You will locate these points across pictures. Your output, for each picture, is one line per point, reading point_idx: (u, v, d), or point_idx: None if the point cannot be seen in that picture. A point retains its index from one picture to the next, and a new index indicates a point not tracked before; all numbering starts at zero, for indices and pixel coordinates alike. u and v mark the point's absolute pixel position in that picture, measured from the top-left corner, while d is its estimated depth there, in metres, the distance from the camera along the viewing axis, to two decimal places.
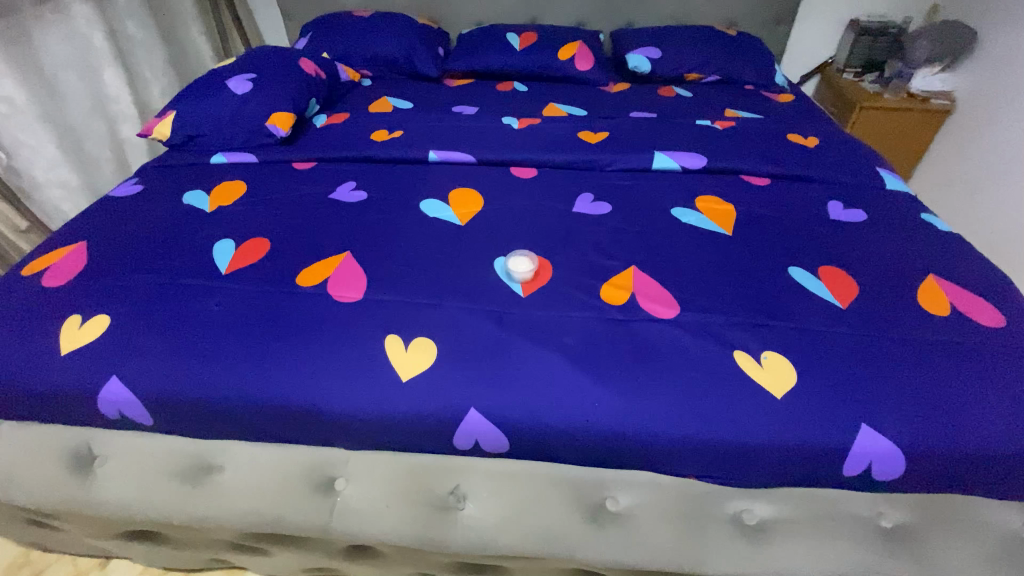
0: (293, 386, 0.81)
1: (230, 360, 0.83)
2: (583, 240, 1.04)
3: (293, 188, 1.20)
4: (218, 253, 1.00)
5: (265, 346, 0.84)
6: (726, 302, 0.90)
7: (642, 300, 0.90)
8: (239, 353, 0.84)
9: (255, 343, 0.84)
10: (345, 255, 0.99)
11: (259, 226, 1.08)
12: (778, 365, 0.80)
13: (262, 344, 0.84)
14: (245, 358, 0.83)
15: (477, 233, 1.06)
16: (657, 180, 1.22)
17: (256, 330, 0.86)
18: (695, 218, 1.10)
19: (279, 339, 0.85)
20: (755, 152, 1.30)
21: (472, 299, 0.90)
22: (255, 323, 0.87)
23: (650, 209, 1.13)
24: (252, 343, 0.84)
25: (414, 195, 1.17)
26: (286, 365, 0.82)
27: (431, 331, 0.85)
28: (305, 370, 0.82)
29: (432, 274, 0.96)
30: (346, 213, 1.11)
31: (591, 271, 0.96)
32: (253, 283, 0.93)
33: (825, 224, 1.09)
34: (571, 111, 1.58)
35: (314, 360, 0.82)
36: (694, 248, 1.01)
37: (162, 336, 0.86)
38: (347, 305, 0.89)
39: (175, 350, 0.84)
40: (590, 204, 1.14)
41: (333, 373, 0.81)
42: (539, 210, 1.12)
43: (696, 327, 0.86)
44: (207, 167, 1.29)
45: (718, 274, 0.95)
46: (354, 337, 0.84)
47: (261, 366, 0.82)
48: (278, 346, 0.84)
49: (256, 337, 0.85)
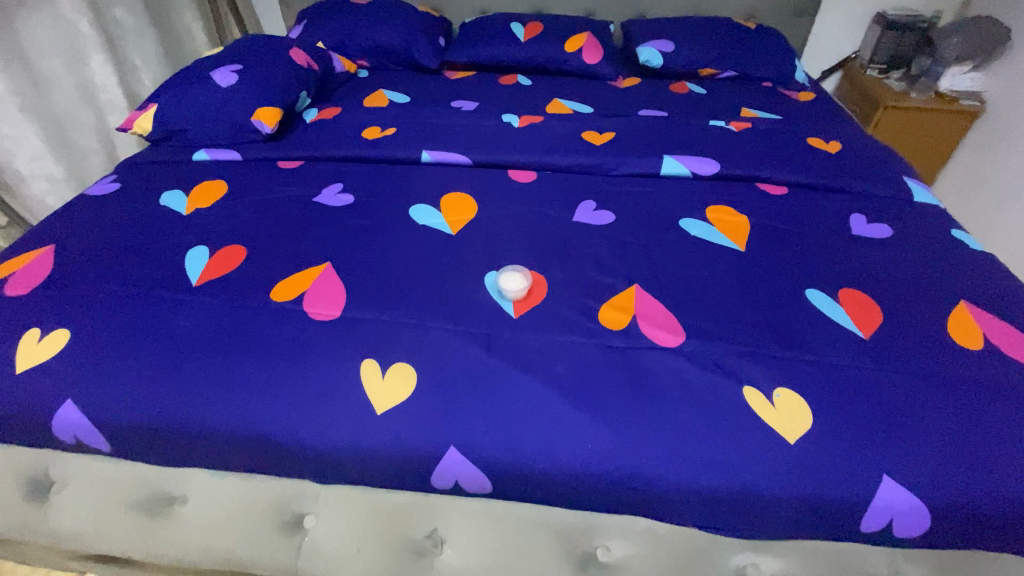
0: (260, 415, 0.75)
1: (195, 384, 0.77)
2: (583, 254, 0.96)
3: (276, 190, 1.13)
4: (190, 261, 0.94)
5: (232, 369, 0.78)
6: (735, 329, 0.82)
7: (645, 324, 0.82)
8: (203, 377, 0.77)
9: (222, 365, 0.78)
10: (325, 266, 0.92)
11: (236, 231, 1.01)
12: (791, 404, 0.73)
13: (228, 367, 0.78)
14: (210, 383, 0.77)
15: (468, 243, 0.98)
16: (665, 187, 1.14)
17: (223, 350, 0.80)
18: (705, 231, 1.02)
19: (248, 361, 0.78)
20: (772, 158, 1.21)
21: (458, 320, 0.83)
22: (223, 341, 0.81)
23: (656, 220, 1.05)
24: (218, 366, 0.78)
25: (404, 199, 1.09)
26: (253, 391, 0.76)
27: (412, 356, 0.78)
28: (273, 398, 0.75)
29: (416, 289, 0.88)
30: (330, 218, 1.04)
31: (589, 290, 0.89)
32: (225, 297, 0.87)
33: (846, 240, 1.01)
34: (576, 107, 1.49)
35: (281, 387, 0.76)
36: (703, 265, 0.93)
37: (124, 356, 0.80)
38: (323, 324, 0.82)
39: (137, 371, 0.78)
40: (592, 213, 1.06)
41: (303, 402, 0.75)
42: (536, 219, 1.04)
43: (702, 358, 0.78)
44: (188, 164, 1.23)
45: (729, 297, 0.87)
46: (328, 362, 0.78)
47: (226, 391, 0.76)
48: (246, 368, 0.78)
49: (222, 358, 0.79)
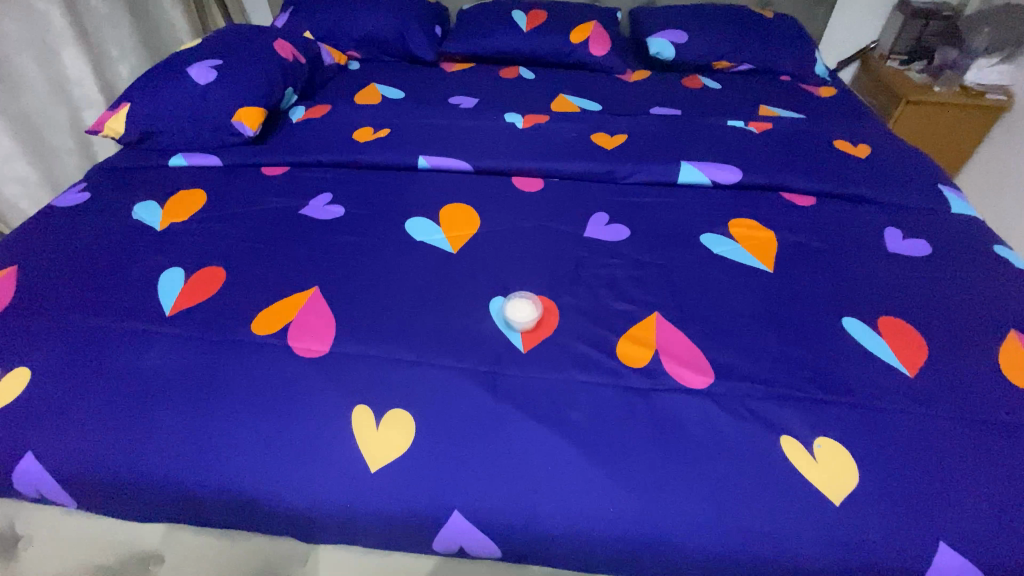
0: (244, 471, 0.68)
1: (170, 434, 0.70)
2: (596, 276, 0.88)
3: (259, 200, 1.03)
4: (163, 286, 0.85)
5: (212, 417, 0.70)
6: (767, 367, 0.74)
7: (668, 360, 0.74)
8: (180, 426, 0.70)
9: (199, 415, 0.71)
10: (312, 291, 0.83)
11: (215, 250, 0.92)
12: (833, 457, 0.66)
13: (207, 414, 0.70)
14: (187, 433, 0.70)
15: (471, 263, 0.90)
16: (683, 197, 1.05)
17: (200, 396, 0.72)
18: (729, 249, 0.93)
19: (229, 408, 0.71)
20: (797, 164, 1.12)
21: (460, 356, 0.75)
22: (199, 385, 0.73)
23: (674, 235, 0.96)
24: (194, 415, 0.71)
25: (399, 211, 1.00)
26: (236, 443, 0.69)
27: (410, 401, 0.70)
28: (258, 451, 0.68)
29: (413, 318, 0.80)
30: (318, 234, 0.95)
31: (604, 319, 0.80)
32: (201, 329, 0.78)
33: (882, 259, 0.93)
34: (583, 105, 1.39)
35: (266, 439, 0.69)
36: (728, 289, 0.85)
37: (90, 402, 0.72)
38: (311, 361, 0.74)
39: (106, 420, 0.71)
40: (604, 228, 0.98)
41: (291, 456, 0.68)
42: (545, 235, 0.95)
43: (732, 401, 0.70)
44: (165, 171, 1.13)
45: (759, 327, 0.79)
46: (316, 408, 0.70)
47: (205, 445, 0.69)
48: (226, 417, 0.70)
49: (199, 405, 0.71)
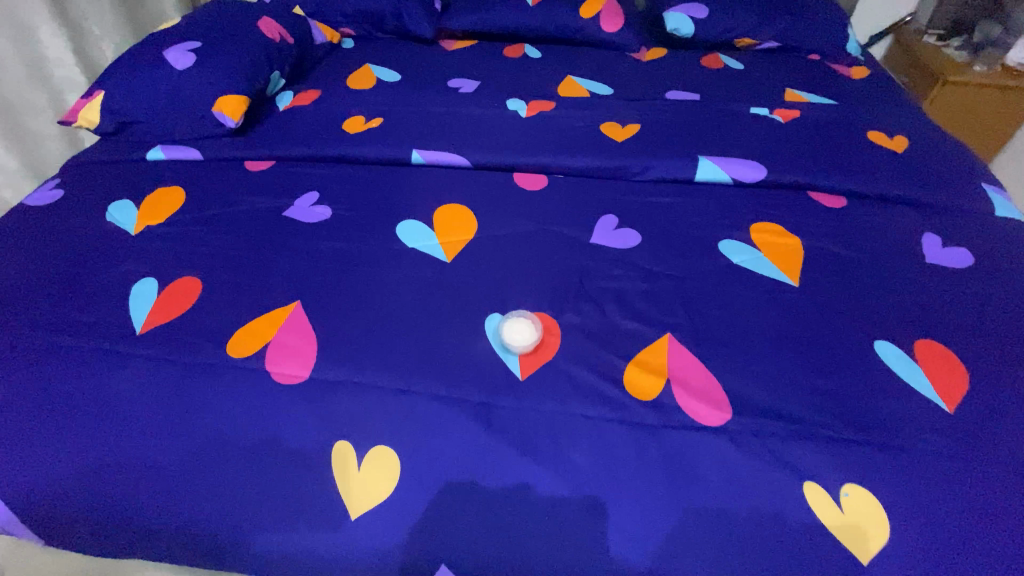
0: (225, 508, 0.65)
1: (146, 468, 0.66)
2: (603, 290, 0.80)
3: (241, 200, 0.96)
4: (134, 299, 0.79)
5: (188, 451, 0.66)
6: (791, 400, 0.67)
7: (680, 391, 0.67)
8: (155, 459, 0.66)
9: (173, 449, 0.66)
10: (294, 306, 0.77)
11: (192, 258, 0.85)
12: (861, 507, 0.60)
13: (183, 447, 0.66)
14: (164, 466, 0.66)
15: (467, 274, 0.82)
16: (701, 197, 0.96)
17: (173, 427, 0.67)
18: (751, 258, 0.85)
19: (204, 442, 0.66)
20: (826, 160, 1.02)
21: (452, 384, 0.68)
22: (172, 415, 0.68)
23: (690, 242, 0.88)
24: (168, 449, 0.66)
25: (391, 213, 0.92)
26: (214, 479, 0.65)
27: (396, 438, 0.65)
28: (239, 488, 0.65)
29: (402, 338, 0.73)
30: (302, 239, 0.88)
31: (611, 341, 0.73)
32: (174, 350, 0.72)
33: (920, 271, 0.84)
34: (593, 88, 1.29)
35: (245, 477, 0.65)
36: (749, 306, 0.77)
37: (61, 432, 0.68)
38: (290, 389, 0.68)
39: (79, 453, 0.67)
40: (613, 233, 0.89)
41: (273, 497, 0.64)
42: (548, 241, 0.88)
43: (751, 441, 0.64)
44: (144, 166, 1.06)
45: (782, 352, 0.72)
46: (297, 444, 0.65)
47: (182, 483, 0.65)
48: (202, 452, 0.66)
49: (173, 438, 0.67)
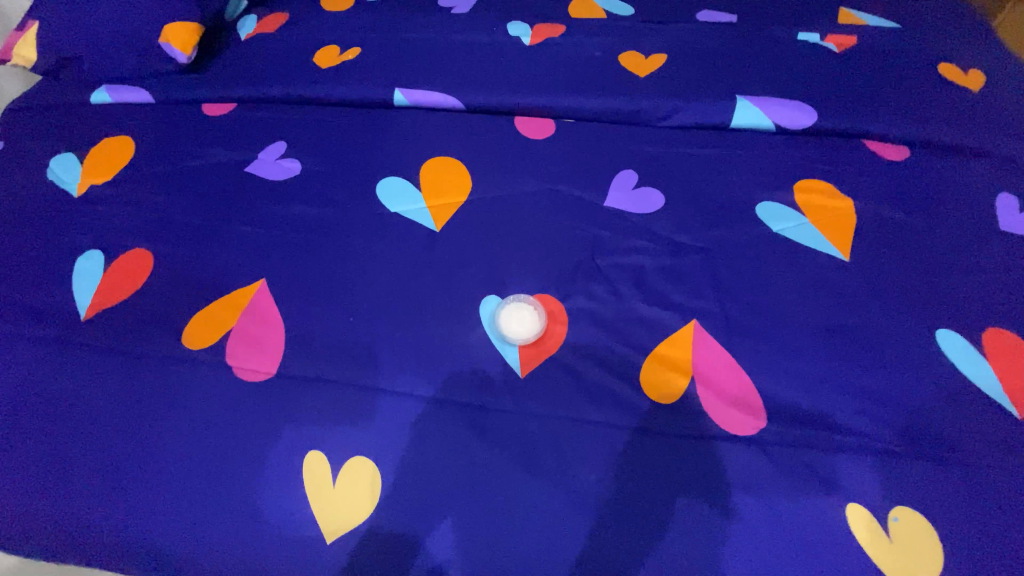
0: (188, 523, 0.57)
1: (101, 477, 0.59)
2: (619, 267, 0.69)
3: (198, 153, 0.83)
4: (78, 277, 0.69)
5: (145, 459, 0.59)
6: (833, 404, 0.58)
7: (706, 392, 0.58)
8: (111, 467, 0.59)
9: (128, 455, 0.59)
10: (259, 287, 0.67)
11: (143, 227, 0.74)
12: (912, 534, 0.52)
13: (139, 455, 0.59)
14: (119, 476, 0.59)
15: (460, 246, 0.70)
16: (736, 148, 0.81)
17: (127, 431, 0.59)
18: (793, 226, 0.73)
19: (161, 449, 0.58)
20: (888, 101, 0.86)
21: (442, 384, 0.60)
22: (124, 417, 0.60)
23: (722, 206, 0.75)
24: (124, 456, 0.59)
25: (372, 170, 0.79)
26: (175, 490, 0.58)
27: (379, 448, 0.57)
28: (201, 501, 0.57)
29: (384, 327, 0.63)
30: (269, 203, 0.76)
31: (627, 330, 0.63)
32: (124, 341, 0.63)
33: (995, 242, 0.71)
34: (611, 8, 1.09)
35: (210, 489, 0.57)
36: (789, 289, 0.66)
37: (10, 434, 0.61)
38: (257, 389, 0.60)
39: (27, 457, 0.60)
40: (632, 194, 0.76)
41: (242, 512, 0.57)
42: (555, 206, 0.75)
43: (785, 454, 0.55)
44: (89, 111, 0.92)
45: (825, 346, 0.62)
46: (266, 453, 0.57)
47: (140, 494, 0.58)
48: (159, 460, 0.58)
49: (128, 444, 0.59)
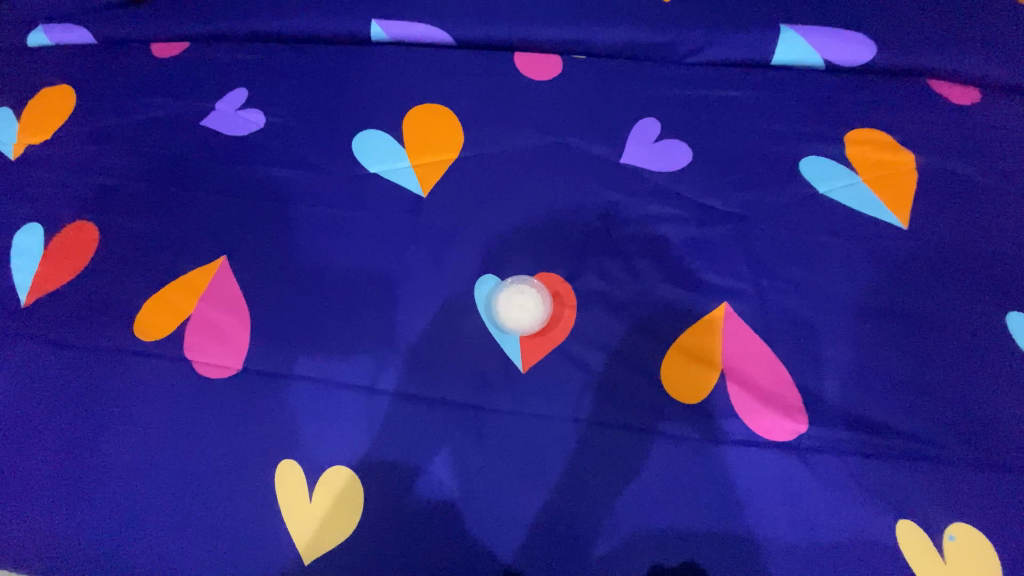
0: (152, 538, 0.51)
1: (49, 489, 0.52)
2: (638, 239, 0.59)
3: (147, 103, 0.71)
4: (17, 256, 0.60)
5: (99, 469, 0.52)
6: (885, 404, 0.50)
7: (738, 389, 0.50)
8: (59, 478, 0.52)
9: (76, 465, 0.52)
10: (219, 265, 0.58)
11: (86, 194, 0.64)
12: (969, 552, 0.46)
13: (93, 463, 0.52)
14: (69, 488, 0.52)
15: (451, 216, 0.61)
16: (777, 92, 0.69)
17: (75, 438, 0.52)
18: (843, 187, 0.62)
19: (115, 457, 0.52)
20: (966, 24, 0.71)
21: (434, 380, 0.52)
22: (72, 421, 0.53)
23: (758, 165, 0.64)
24: (71, 467, 0.52)
25: (347, 122, 0.68)
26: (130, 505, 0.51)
27: (362, 456, 0.50)
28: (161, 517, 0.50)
29: (366, 314, 0.55)
30: (230, 164, 0.65)
31: (646, 316, 0.55)
32: (67, 331, 0.55)
33: None
34: None
35: (166, 506, 0.50)
36: (836, 265, 0.57)
37: None
38: (222, 388, 0.52)
39: None
40: (651, 149, 0.65)
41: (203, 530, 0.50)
42: (562, 165, 0.64)
43: (827, 462, 0.48)
44: (21, 55, 0.78)
45: (875, 333, 0.53)
46: (232, 463, 0.50)
47: (87, 513, 0.51)
48: (111, 470, 0.51)
49: (76, 452, 0.52)
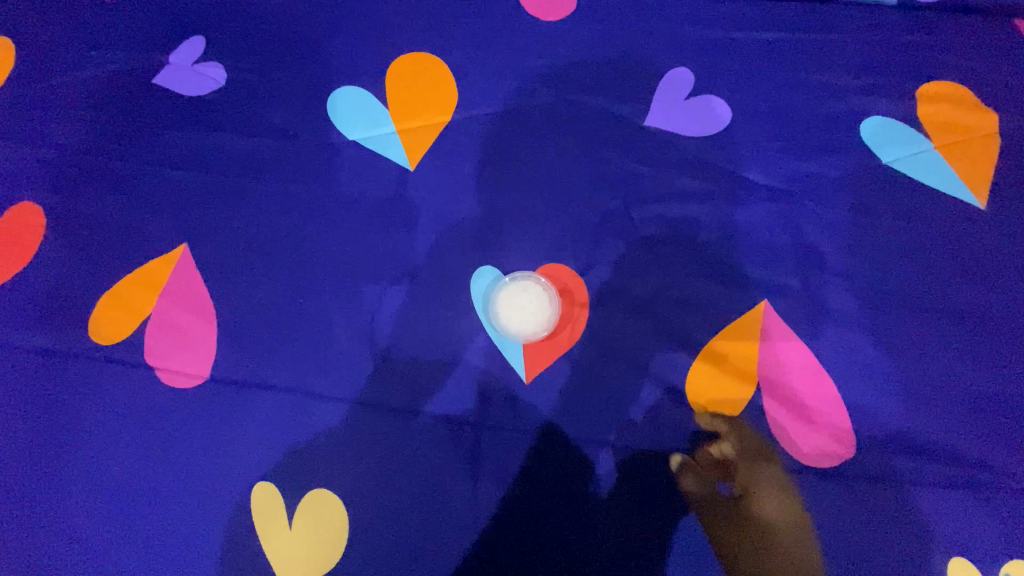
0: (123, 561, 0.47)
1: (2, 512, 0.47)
2: (665, 224, 0.51)
3: (87, 55, 0.60)
4: None
5: (52, 493, 0.46)
6: (938, 422, 0.45)
7: (776, 407, 0.45)
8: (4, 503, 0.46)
9: (23, 489, 0.46)
10: (180, 255, 0.51)
11: (29, 172, 0.56)
12: None
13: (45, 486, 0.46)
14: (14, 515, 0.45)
15: (445, 196, 0.52)
16: (837, 33, 0.56)
17: (22, 457, 0.46)
18: (913, 157, 0.52)
19: (69, 479, 0.46)
20: None
21: (430, 393, 0.47)
22: (20, 438, 0.47)
23: (811, 129, 0.53)
24: (18, 491, 0.46)
25: (321, 78, 0.57)
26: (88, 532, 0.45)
27: (349, 477, 0.45)
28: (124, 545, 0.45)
29: (353, 315, 0.49)
30: (190, 132, 0.56)
31: (671, 318, 0.48)
32: (18, 334, 0.49)
33: None
34: None
35: (128, 536, 0.45)
36: (891, 258, 0.49)
37: None
38: (193, 399, 0.47)
39: None
40: (681, 109, 0.54)
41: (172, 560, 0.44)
42: (575, 131, 0.54)
43: (870, 488, 0.43)
44: None
45: (930, 340, 0.47)
46: (204, 485, 0.45)
47: (34, 546, 0.45)
48: (66, 494, 0.46)
49: (25, 473, 0.46)
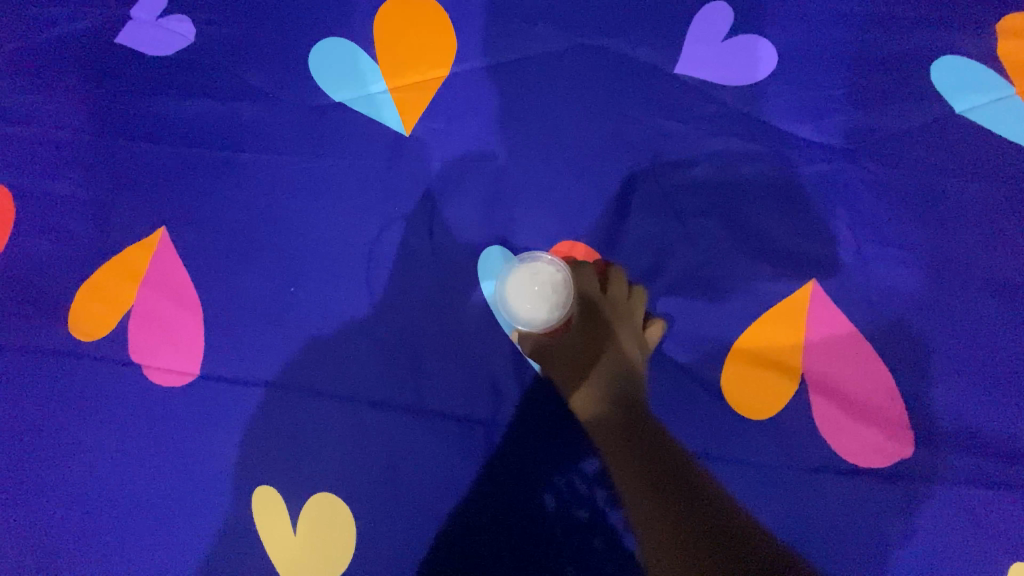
0: None
1: None
2: (698, 192, 0.44)
3: (34, 9, 0.53)
4: None
5: (46, 501, 0.43)
6: (1005, 412, 0.40)
7: (821, 400, 0.41)
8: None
9: (15, 498, 0.43)
10: (160, 240, 0.47)
11: None
12: None
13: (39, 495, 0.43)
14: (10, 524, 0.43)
15: (447, 165, 0.46)
16: None
17: (12, 463, 0.44)
18: (990, 105, 0.44)
19: (64, 485, 0.43)
20: None
21: (439, 389, 0.43)
22: (7, 444, 0.44)
23: (874, 72, 0.46)
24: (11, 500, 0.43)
25: (302, 30, 0.50)
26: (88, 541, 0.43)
27: (357, 478, 0.42)
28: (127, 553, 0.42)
29: (352, 304, 0.45)
30: (161, 99, 0.50)
31: (702, 298, 0.43)
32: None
33: None
34: None
35: (128, 543, 0.42)
36: (962, 226, 0.43)
37: None
38: (187, 398, 0.44)
39: None
40: (720, 52, 0.46)
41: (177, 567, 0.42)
42: (594, 83, 0.47)
43: (922, 483, 0.39)
44: None
45: (1000, 319, 0.41)
46: (205, 488, 0.43)
47: (29, 557, 0.42)
48: (61, 501, 0.43)
49: (16, 480, 0.44)
